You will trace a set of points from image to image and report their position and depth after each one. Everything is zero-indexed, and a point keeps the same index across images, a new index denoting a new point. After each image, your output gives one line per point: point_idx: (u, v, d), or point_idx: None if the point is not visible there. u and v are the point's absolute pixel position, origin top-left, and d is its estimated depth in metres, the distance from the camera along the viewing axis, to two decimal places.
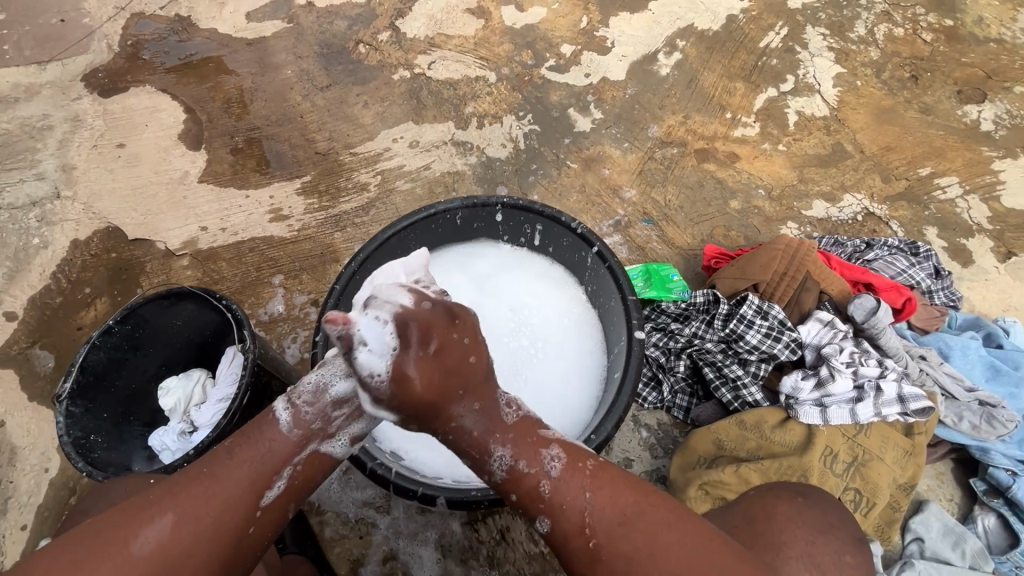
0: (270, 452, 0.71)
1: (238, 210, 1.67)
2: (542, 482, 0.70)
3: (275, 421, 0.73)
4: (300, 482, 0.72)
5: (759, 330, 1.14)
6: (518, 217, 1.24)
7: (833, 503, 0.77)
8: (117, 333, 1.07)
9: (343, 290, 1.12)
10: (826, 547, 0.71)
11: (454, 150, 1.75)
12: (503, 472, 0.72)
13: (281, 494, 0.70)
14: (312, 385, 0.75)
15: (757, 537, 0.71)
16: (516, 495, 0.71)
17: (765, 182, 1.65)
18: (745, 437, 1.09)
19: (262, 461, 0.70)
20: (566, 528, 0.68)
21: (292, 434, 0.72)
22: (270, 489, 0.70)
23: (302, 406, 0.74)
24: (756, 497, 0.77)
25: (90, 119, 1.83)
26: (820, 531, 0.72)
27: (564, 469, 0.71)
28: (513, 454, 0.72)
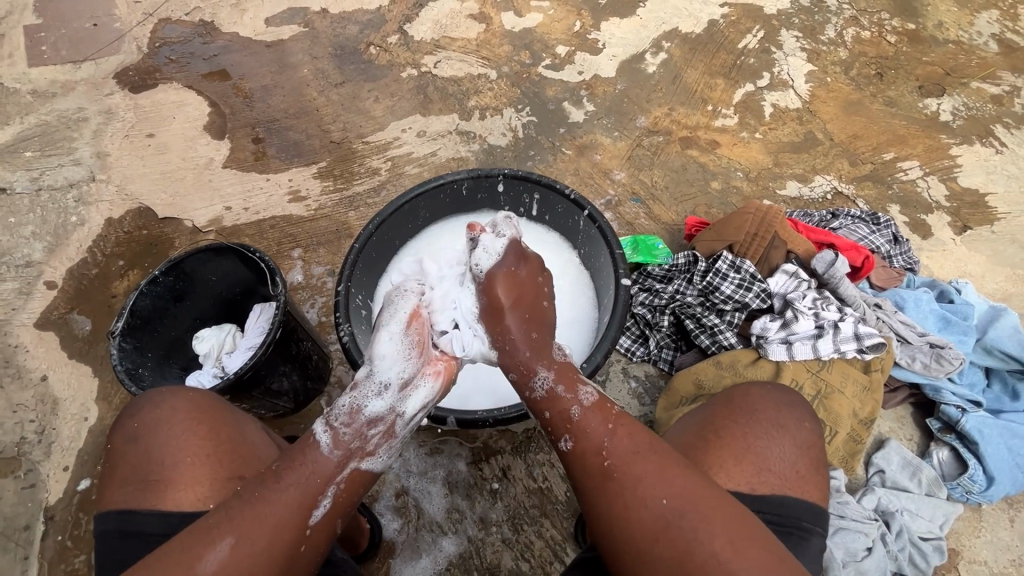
0: (315, 473, 0.76)
1: (260, 192, 1.81)
2: (574, 406, 0.81)
3: (314, 445, 0.78)
4: (344, 499, 0.78)
5: (733, 281, 1.29)
6: (518, 187, 1.38)
7: (792, 392, 0.91)
8: (162, 284, 1.21)
9: (362, 248, 1.26)
10: (788, 414, 0.87)
11: (458, 139, 1.90)
12: (542, 391, 0.84)
13: (327, 512, 0.76)
14: (346, 408, 0.82)
15: (735, 412, 0.87)
16: (549, 414, 0.83)
17: (744, 165, 1.81)
18: (721, 375, 1.22)
19: (308, 483, 0.76)
20: (585, 447, 0.78)
21: (333, 455, 0.78)
22: (315, 508, 0.75)
23: (341, 429, 0.79)
24: (732, 388, 0.93)
25: (122, 111, 1.98)
26: (783, 405, 0.88)
27: (595, 403, 0.81)
28: (553, 378, 0.84)
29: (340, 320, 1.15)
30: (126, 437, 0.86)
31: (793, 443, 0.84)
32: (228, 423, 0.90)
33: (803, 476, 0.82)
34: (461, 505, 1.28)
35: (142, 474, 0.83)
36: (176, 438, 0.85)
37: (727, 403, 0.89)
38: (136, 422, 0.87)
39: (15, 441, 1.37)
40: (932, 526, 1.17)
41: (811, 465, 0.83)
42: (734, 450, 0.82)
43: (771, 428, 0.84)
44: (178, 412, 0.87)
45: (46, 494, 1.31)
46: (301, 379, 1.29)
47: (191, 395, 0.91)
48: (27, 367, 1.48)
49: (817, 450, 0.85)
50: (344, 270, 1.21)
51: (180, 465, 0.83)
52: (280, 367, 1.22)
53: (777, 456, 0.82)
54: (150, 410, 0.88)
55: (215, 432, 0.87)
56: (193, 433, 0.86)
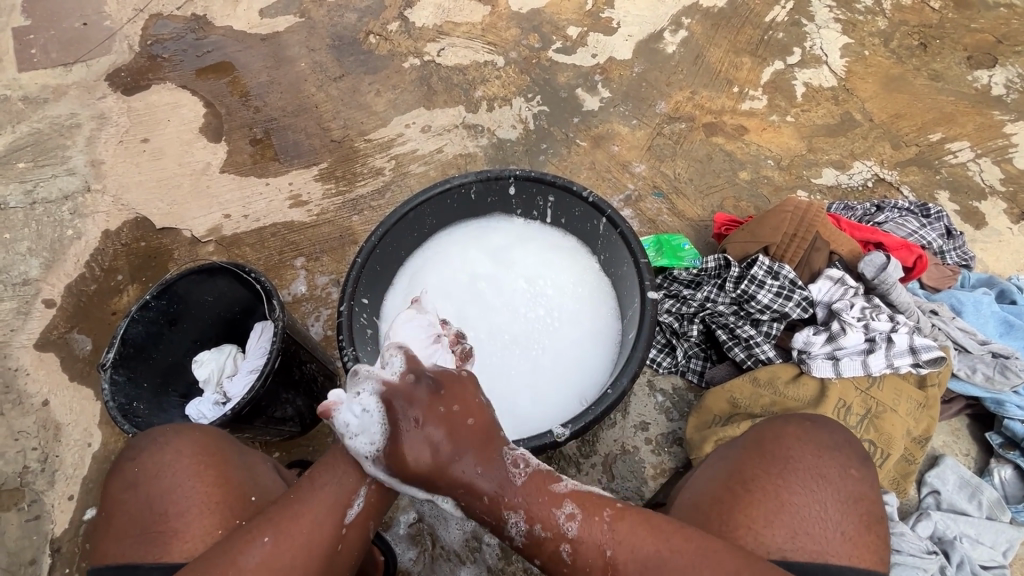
0: (346, 472, 0.71)
1: (259, 197, 1.73)
2: (561, 544, 0.65)
3: (343, 441, 0.73)
4: (377, 500, 0.72)
5: (771, 289, 1.18)
6: (531, 189, 1.27)
7: (835, 426, 0.82)
8: (154, 308, 1.14)
9: (364, 263, 1.17)
10: (830, 460, 0.77)
11: (465, 133, 1.78)
12: (521, 538, 0.66)
13: (361, 512, 0.71)
14: None
15: (769, 459, 0.77)
16: (539, 559, 0.67)
17: (775, 152, 1.66)
18: (759, 393, 1.12)
19: (340, 483, 0.71)
20: None
21: (364, 455, 0.73)
22: (349, 508, 0.70)
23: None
24: (765, 425, 0.83)
25: (115, 116, 1.90)
26: (824, 448, 0.78)
27: (584, 527, 0.65)
28: (526, 519, 0.65)
29: (343, 343, 1.05)
30: (124, 485, 0.80)
31: (836, 496, 0.74)
32: (239, 465, 0.82)
33: (852, 539, 0.72)
34: (478, 531, 1.22)
35: (140, 528, 0.76)
36: (181, 486, 0.78)
37: (759, 445, 0.80)
38: (137, 467, 0.80)
39: (18, 471, 1.33)
40: (996, 555, 1.06)
41: (863, 523, 0.73)
42: (765, 508, 0.73)
43: (811, 478, 0.75)
44: (182, 457, 0.80)
45: (52, 525, 1.27)
46: (306, 403, 1.22)
47: (197, 434, 0.84)
48: (27, 392, 1.43)
49: (874, 499, 0.75)
50: (346, 288, 1.12)
51: (186, 514, 0.76)
52: (283, 394, 1.15)
53: (819, 516, 0.72)
54: (152, 453, 0.81)
55: (223, 478, 0.79)
56: (199, 479, 0.78)
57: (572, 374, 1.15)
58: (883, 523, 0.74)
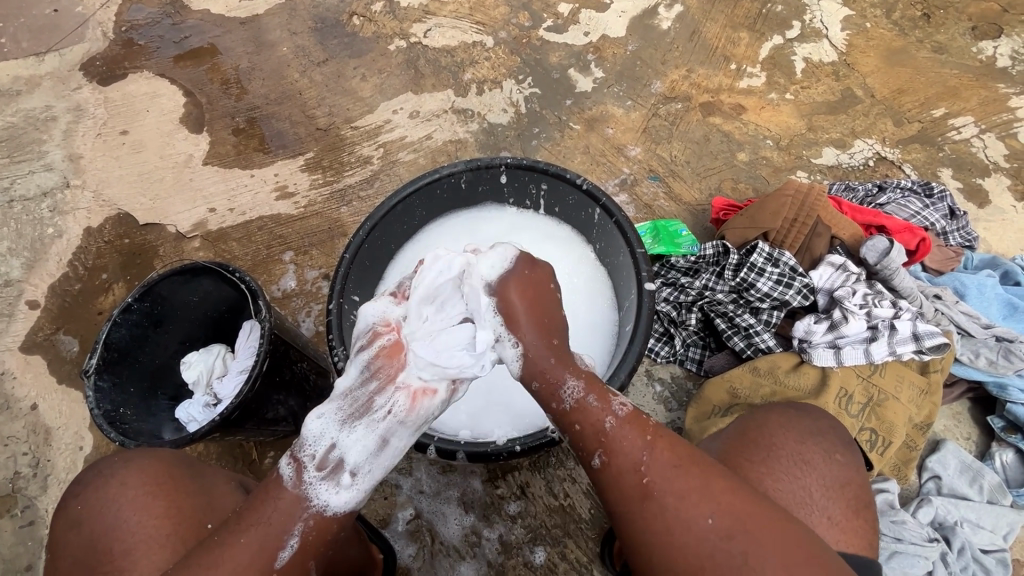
0: (275, 515, 0.67)
1: (245, 190, 1.68)
2: (607, 418, 0.71)
3: (276, 480, 0.69)
4: (313, 538, 0.68)
5: (771, 277, 1.14)
6: (523, 177, 1.23)
7: (818, 412, 0.82)
8: (137, 311, 1.09)
9: (353, 259, 1.13)
10: (814, 446, 0.76)
11: (455, 118, 1.73)
12: (571, 401, 0.72)
13: (294, 554, 0.67)
14: (323, 447, 0.71)
15: (753, 447, 0.76)
16: (577, 428, 0.72)
17: (773, 132, 1.62)
18: (759, 383, 1.10)
19: (267, 529, 0.66)
20: (620, 464, 0.69)
21: (299, 492, 0.68)
22: (281, 550, 0.66)
23: (305, 462, 0.69)
24: (749, 416, 0.82)
25: (92, 107, 1.83)
26: (808, 435, 0.77)
27: (632, 416, 0.71)
28: (584, 389, 0.73)
29: (334, 342, 1.02)
30: (69, 522, 0.78)
31: (821, 481, 0.74)
32: (192, 491, 0.80)
33: (840, 523, 0.71)
34: (476, 526, 1.21)
35: (91, 566, 0.74)
36: (128, 521, 0.75)
37: (743, 435, 0.78)
38: (80, 504, 0.78)
39: (9, 478, 1.31)
40: (996, 539, 1.05)
41: (849, 509, 0.72)
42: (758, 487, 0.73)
43: (794, 465, 0.74)
44: (128, 489, 0.78)
45: (47, 530, 1.26)
46: (298, 403, 1.20)
47: (145, 462, 0.81)
48: (15, 396, 1.41)
49: (861, 484, 0.75)
50: (334, 286, 1.08)
51: (133, 552, 0.73)
52: (275, 396, 1.12)
53: (804, 501, 0.72)
54: (97, 486, 0.78)
55: (172, 510, 0.76)
56: (149, 512, 0.76)
57: None
58: (866, 509, 0.73)
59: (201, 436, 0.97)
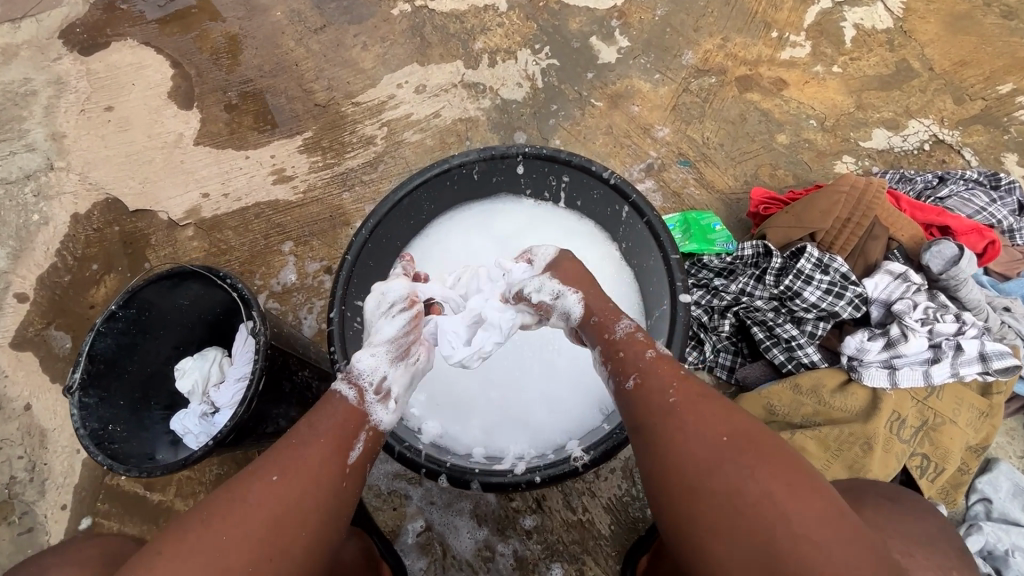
0: (347, 415, 0.77)
1: (239, 173, 1.56)
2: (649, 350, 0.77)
3: (341, 401, 0.78)
4: (372, 442, 0.77)
5: (819, 286, 1.02)
6: (542, 168, 1.11)
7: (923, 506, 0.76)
8: (122, 319, 1.01)
9: (355, 261, 1.03)
10: (936, 561, 0.69)
11: (465, 93, 1.58)
12: (622, 333, 0.79)
13: (362, 452, 0.75)
14: (372, 377, 0.81)
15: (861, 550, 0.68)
16: (618, 354, 0.77)
17: (817, 110, 1.46)
18: (800, 402, 1.00)
19: (343, 424, 0.76)
20: (653, 386, 0.71)
21: (362, 405, 0.78)
22: (353, 447, 0.75)
23: (369, 384, 0.80)
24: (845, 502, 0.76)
25: (73, 80, 1.69)
26: (924, 546, 0.70)
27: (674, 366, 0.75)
28: (633, 327, 0.80)
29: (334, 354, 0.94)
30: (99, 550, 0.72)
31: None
32: None
33: None
34: (490, 540, 1.15)
35: None
36: None
37: None
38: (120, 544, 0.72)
39: (5, 482, 1.26)
40: None
41: None
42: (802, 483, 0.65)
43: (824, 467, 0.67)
44: None
45: (46, 536, 1.22)
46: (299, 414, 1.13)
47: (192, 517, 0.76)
48: (7, 396, 1.34)
49: None
50: (335, 292, 0.99)
51: None
52: (274, 410, 1.04)
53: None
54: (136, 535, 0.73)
55: None
56: None
57: (590, 380, 1.05)
58: None
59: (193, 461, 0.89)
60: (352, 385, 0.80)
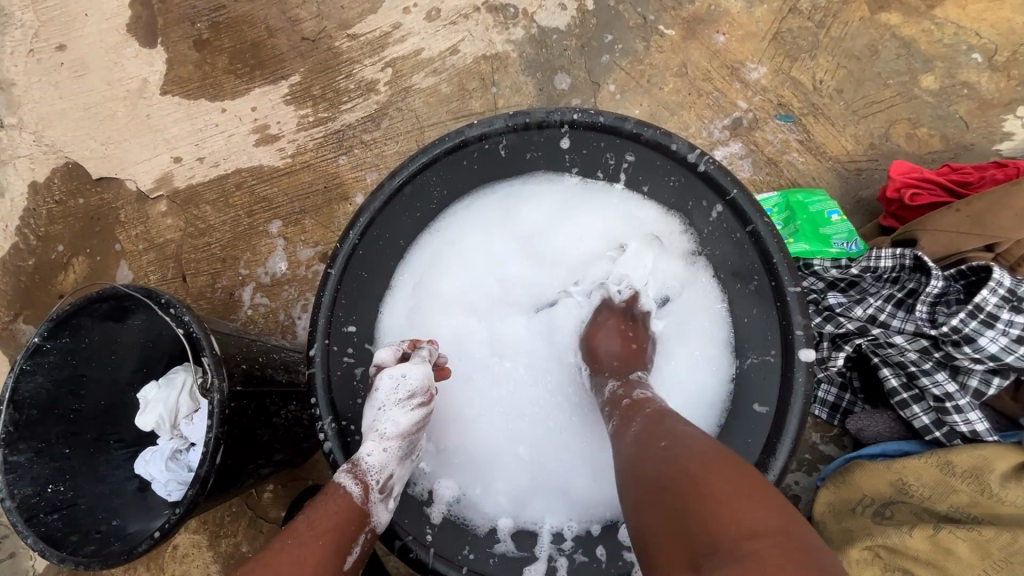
0: (349, 509, 0.64)
1: (215, 131, 1.28)
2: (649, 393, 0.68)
3: (345, 497, 0.65)
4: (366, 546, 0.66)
5: (993, 330, 0.76)
6: (594, 141, 0.79)
7: None
8: (54, 351, 0.79)
9: (342, 275, 0.78)
10: None
11: (491, 19, 1.20)
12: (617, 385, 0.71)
13: (354, 560, 0.63)
14: (378, 475, 0.67)
15: None
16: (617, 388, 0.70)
17: (984, 40, 1.04)
18: (944, 484, 0.76)
19: (345, 522, 0.63)
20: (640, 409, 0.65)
21: (362, 506, 0.65)
22: (349, 554, 0.62)
23: (371, 484, 0.66)
24: None
25: (14, 10, 1.38)
26: None
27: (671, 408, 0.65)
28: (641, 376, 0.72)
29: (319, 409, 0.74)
30: None
31: None
32: None
33: None
34: None
35: None
36: None
37: None
38: None
39: None
40: None
41: None
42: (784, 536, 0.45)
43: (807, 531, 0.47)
44: None
45: (32, 558, 1.11)
46: (288, 454, 0.92)
47: None
48: None
49: None
50: (318, 321, 0.75)
51: None
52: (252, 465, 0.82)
53: None
54: None
55: None
56: None
57: None
58: None
59: (138, 555, 0.69)
60: (354, 477, 0.66)
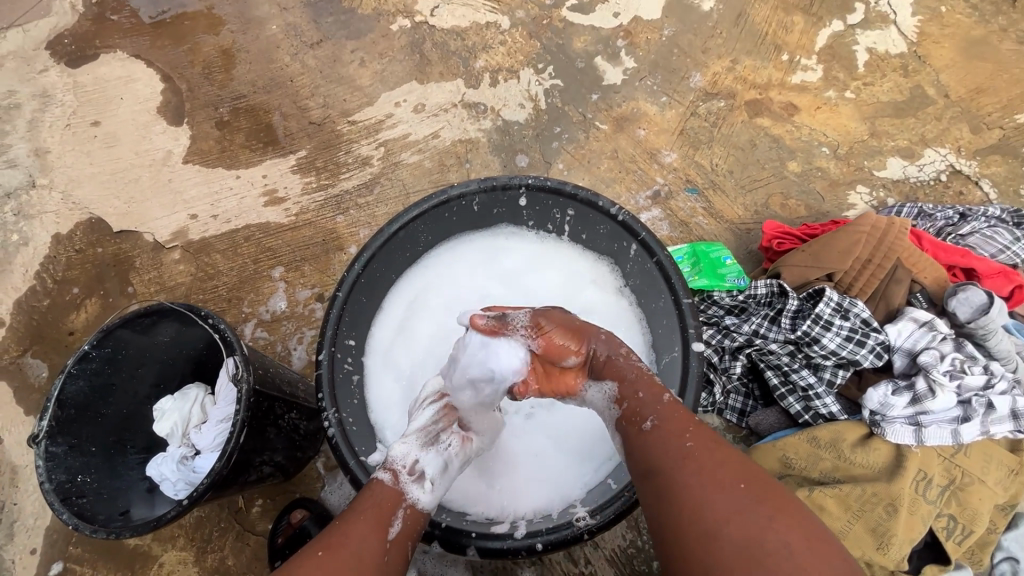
0: (380, 497, 0.73)
1: (229, 193, 1.50)
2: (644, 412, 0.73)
3: (379, 485, 0.75)
4: (412, 521, 0.73)
5: (838, 333, 0.98)
6: (546, 200, 1.04)
7: None
8: (96, 358, 0.94)
9: (347, 297, 0.95)
10: None
11: (465, 113, 1.52)
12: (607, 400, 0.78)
13: (400, 531, 0.71)
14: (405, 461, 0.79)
15: None
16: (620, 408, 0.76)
17: (830, 138, 1.42)
18: (818, 455, 0.94)
19: (377, 506, 0.72)
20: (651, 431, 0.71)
21: (395, 487, 0.75)
22: (390, 526, 0.71)
23: (399, 469, 0.77)
24: None
25: (60, 93, 1.63)
26: None
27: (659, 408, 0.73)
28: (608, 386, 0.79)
29: (324, 403, 0.88)
30: None
31: None
32: None
33: None
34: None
35: None
36: None
37: None
38: None
39: None
40: None
41: None
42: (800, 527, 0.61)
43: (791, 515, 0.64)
44: None
45: None
46: (285, 458, 1.06)
47: None
48: None
49: None
50: (325, 332, 0.92)
51: None
52: (258, 458, 0.97)
53: None
54: None
55: None
56: None
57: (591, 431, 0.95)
58: None
59: (166, 521, 0.82)
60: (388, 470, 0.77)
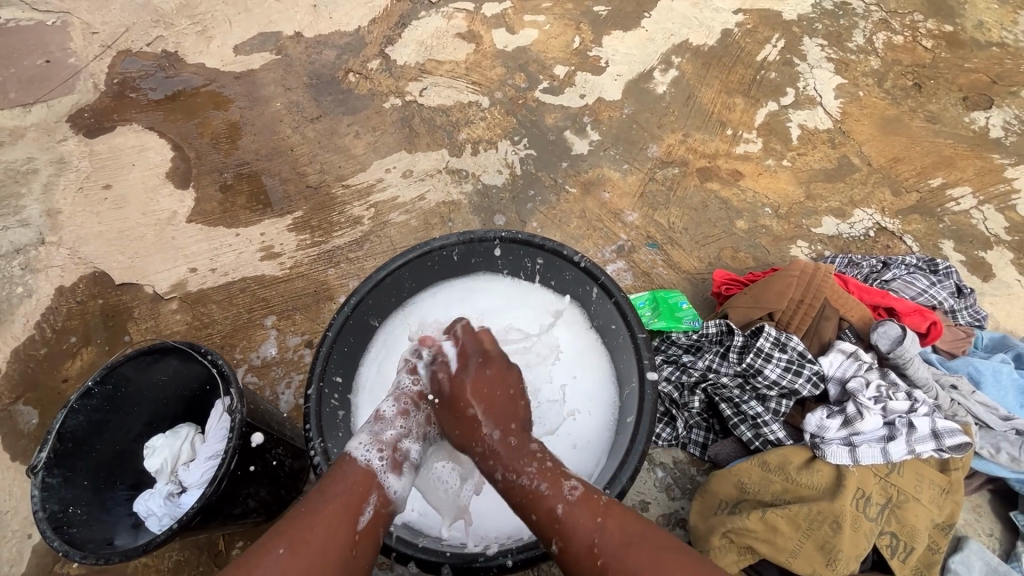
0: (355, 484, 0.79)
1: (228, 249, 1.62)
2: (557, 505, 0.75)
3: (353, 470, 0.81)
4: (383, 509, 0.80)
5: (778, 364, 1.10)
6: (518, 251, 1.17)
7: None
8: (97, 395, 1.01)
9: (337, 337, 1.05)
10: None
11: (449, 178, 1.69)
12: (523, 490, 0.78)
13: (371, 519, 0.77)
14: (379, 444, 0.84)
15: None
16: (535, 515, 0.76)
17: (772, 199, 1.60)
18: (768, 479, 1.03)
19: (350, 493, 0.78)
20: (573, 549, 0.72)
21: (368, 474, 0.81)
22: (362, 514, 0.77)
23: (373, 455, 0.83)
24: None
25: (76, 160, 1.78)
26: None
27: (578, 499, 0.75)
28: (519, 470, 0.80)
29: (310, 433, 0.94)
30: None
31: None
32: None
33: None
34: None
35: None
36: None
37: None
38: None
39: None
40: None
41: None
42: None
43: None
44: None
45: None
46: (271, 494, 1.11)
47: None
48: None
49: None
50: (314, 367, 1.00)
51: None
52: (243, 490, 1.02)
53: None
54: None
55: None
56: None
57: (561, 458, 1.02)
58: None
59: (152, 546, 0.86)
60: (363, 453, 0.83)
